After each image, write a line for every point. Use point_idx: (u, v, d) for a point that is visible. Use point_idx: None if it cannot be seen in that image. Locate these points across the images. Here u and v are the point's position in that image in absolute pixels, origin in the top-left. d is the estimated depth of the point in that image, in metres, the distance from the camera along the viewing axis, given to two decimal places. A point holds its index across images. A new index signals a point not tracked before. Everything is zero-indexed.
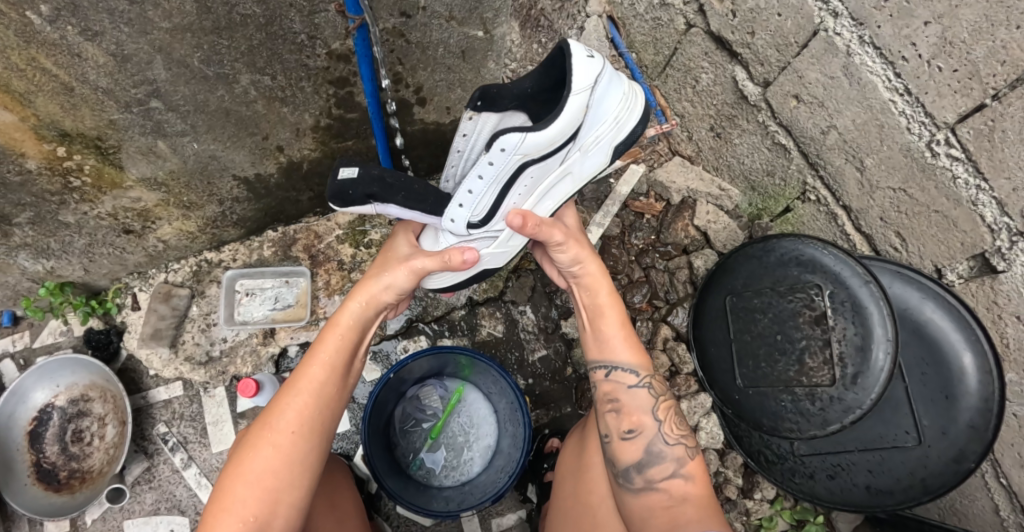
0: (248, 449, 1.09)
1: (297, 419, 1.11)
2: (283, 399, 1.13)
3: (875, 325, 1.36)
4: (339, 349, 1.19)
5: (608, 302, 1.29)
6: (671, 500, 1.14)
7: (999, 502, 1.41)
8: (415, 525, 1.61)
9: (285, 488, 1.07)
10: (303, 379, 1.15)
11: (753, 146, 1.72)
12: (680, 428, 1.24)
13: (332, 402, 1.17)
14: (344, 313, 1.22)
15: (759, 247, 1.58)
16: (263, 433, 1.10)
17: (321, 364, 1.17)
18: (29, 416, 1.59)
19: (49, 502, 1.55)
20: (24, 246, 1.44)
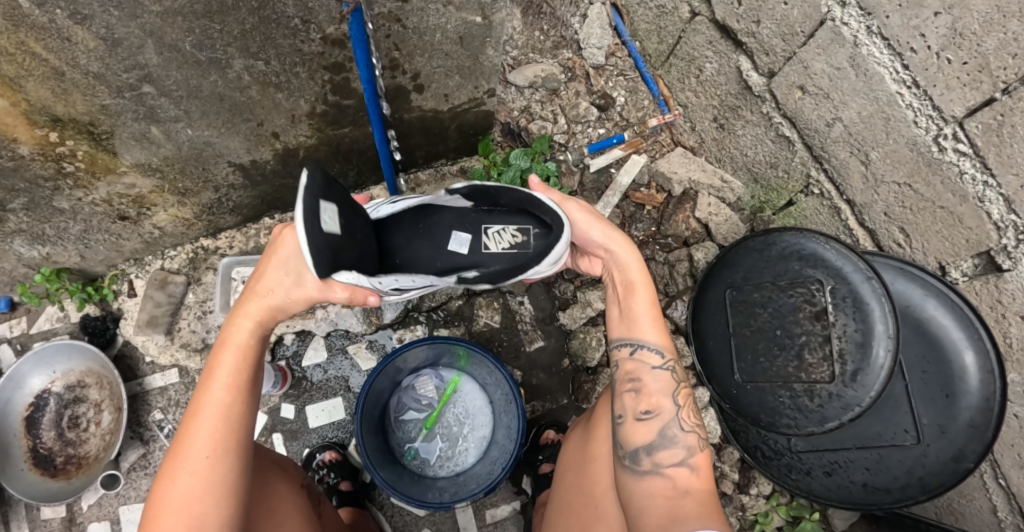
0: (165, 482, 0.96)
1: (213, 440, 0.98)
2: (188, 426, 0.99)
3: (876, 322, 1.34)
4: (242, 363, 1.05)
5: (639, 277, 1.22)
6: (674, 489, 1.09)
7: (997, 503, 1.39)
8: (409, 514, 1.61)
9: (217, 513, 0.96)
10: (206, 400, 1.01)
11: (757, 137, 1.69)
12: (693, 418, 1.18)
13: (248, 415, 1.04)
14: (237, 325, 1.07)
15: (760, 240, 1.55)
16: (176, 464, 0.97)
17: (224, 382, 1.02)
18: (26, 401, 1.59)
19: (46, 487, 1.55)
20: (19, 232, 1.44)
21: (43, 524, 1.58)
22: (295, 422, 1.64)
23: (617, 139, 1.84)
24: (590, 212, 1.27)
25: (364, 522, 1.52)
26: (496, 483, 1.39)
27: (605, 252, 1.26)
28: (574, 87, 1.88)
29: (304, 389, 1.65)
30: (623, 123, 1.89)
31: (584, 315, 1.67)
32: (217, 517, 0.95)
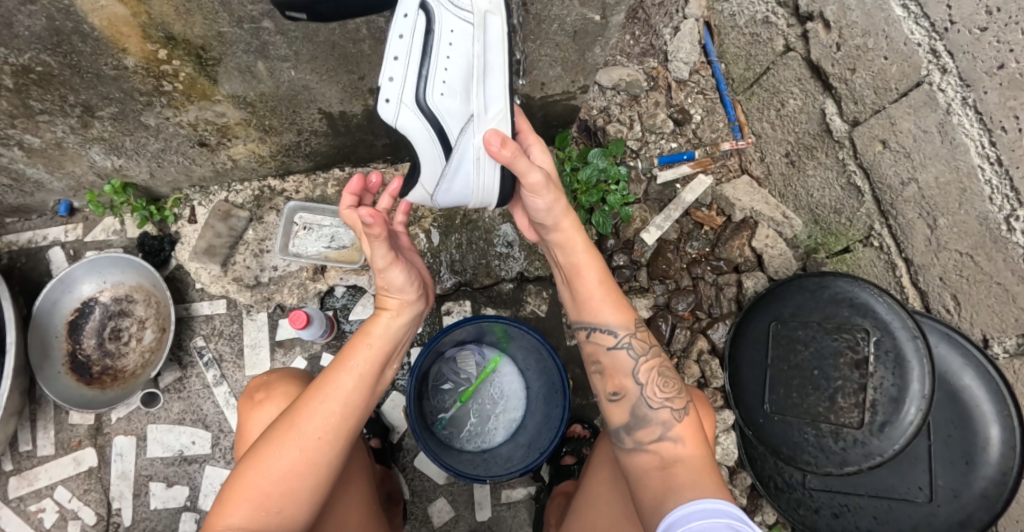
0: (272, 442, 1.12)
1: (324, 423, 1.14)
2: (313, 402, 1.14)
3: (913, 380, 1.40)
4: (372, 360, 1.21)
5: (592, 268, 1.27)
6: (662, 464, 1.15)
7: None
8: (428, 480, 1.67)
9: (304, 487, 1.11)
10: (332, 383, 1.16)
11: (826, 180, 1.74)
12: (666, 386, 1.24)
13: (359, 411, 1.19)
14: (376, 324, 1.24)
15: (814, 281, 1.60)
16: (286, 431, 1.12)
17: (353, 374, 1.18)
18: (71, 306, 1.61)
19: (80, 393, 1.57)
20: (99, 140, 1.44)
21: (69, 428, 1.60)
22: None
23: (688, 155, 1.90)
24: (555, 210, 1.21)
25: (390, 482, 1.61)
26: (531, 466, 1.44)
27: (548, 236, 1.28)
28: (654, 97, 1.94)
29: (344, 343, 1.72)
30: (696, 141, 1.95)
31: None
32: (303, 489, 1.11)
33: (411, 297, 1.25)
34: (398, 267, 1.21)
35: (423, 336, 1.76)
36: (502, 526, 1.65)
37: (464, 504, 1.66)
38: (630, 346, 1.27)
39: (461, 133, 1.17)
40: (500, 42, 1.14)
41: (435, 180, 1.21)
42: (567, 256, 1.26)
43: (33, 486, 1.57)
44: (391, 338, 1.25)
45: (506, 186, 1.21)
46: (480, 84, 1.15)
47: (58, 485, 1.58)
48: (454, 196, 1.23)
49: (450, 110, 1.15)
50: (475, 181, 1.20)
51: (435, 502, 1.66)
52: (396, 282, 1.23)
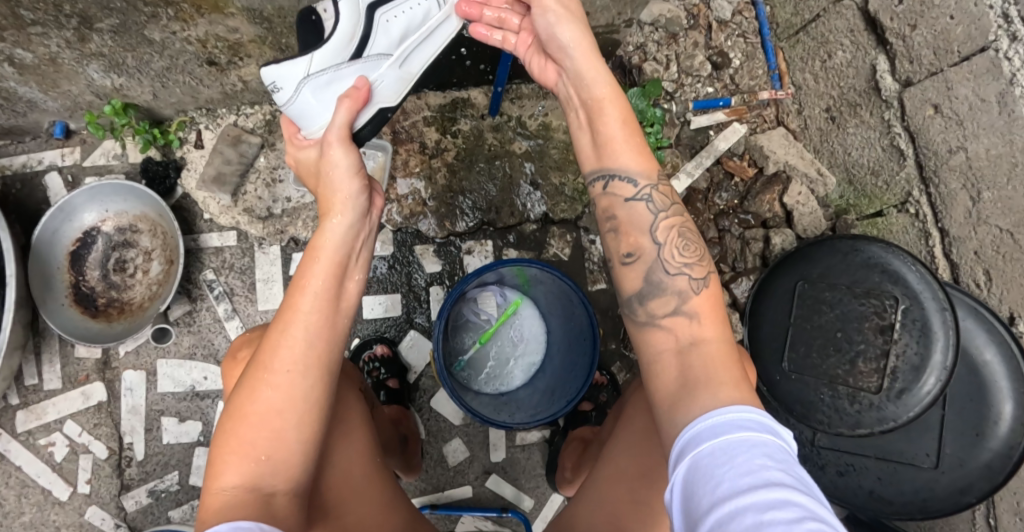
0: (251, 389, 0.94)
1: (299, 352, 0.94)
2: (272, 337, 0.96)
3: (936, 351, 1.41)
4: (328, 271, 1.00)
5: (618, 117, 1.09)
6: (681, 348, 0.99)
7: None
8: (444, 421, 1.69)
9: (291, 430, 0.92)
10: (289, 310, 0.97)
11: (867, 140, 1.69)
12: (687, 249, 1.06)
13: (331, 330, 0.99)
14: (325, 234, 1.02)
15: (847, 243, 1.56)
16: (260, 374, 0.94)
17: (306, 293, 0.97)
18: (73, 236, 1.54)
19: (86, 326, 1.51)
20: (97, 56, 1.31)
21: (76, 362, 1.56)
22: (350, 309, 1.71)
23: (724, 102, 1.83)
24: (584, 43, 1.09)
25: (405, 422, 1.56)
26: (557, 414, 1.43)
27: (565, 56, 1.12)
28: (694, 37, 1.86)
29: None
30: (733, 88, 1.88)
31: None
32: (296, 432, 0.93)
33: (359, 187, 1.04)
34: (335, 149, 1.06)
35: (443, 274, 1.74)
36: (516, 467, 1.69)
37: (478, 446, 1.69)
38: (650, 198, 1.09)
39: (377, 58, 1.17)
40: (444, 42, 1.24)
41: (327, 66, 1.13)
42: (601, 100, 1.09)
43: (42, 420, 1.55)
44: (350, 246, 1.03)
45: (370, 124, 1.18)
46: (415, 42, 1.20)
47: (67, 419, 1.55)
48: (325, 98, 1.14)
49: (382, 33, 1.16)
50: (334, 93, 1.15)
51: (451, 442, 1.69)
52: (340, 168, 1.05)
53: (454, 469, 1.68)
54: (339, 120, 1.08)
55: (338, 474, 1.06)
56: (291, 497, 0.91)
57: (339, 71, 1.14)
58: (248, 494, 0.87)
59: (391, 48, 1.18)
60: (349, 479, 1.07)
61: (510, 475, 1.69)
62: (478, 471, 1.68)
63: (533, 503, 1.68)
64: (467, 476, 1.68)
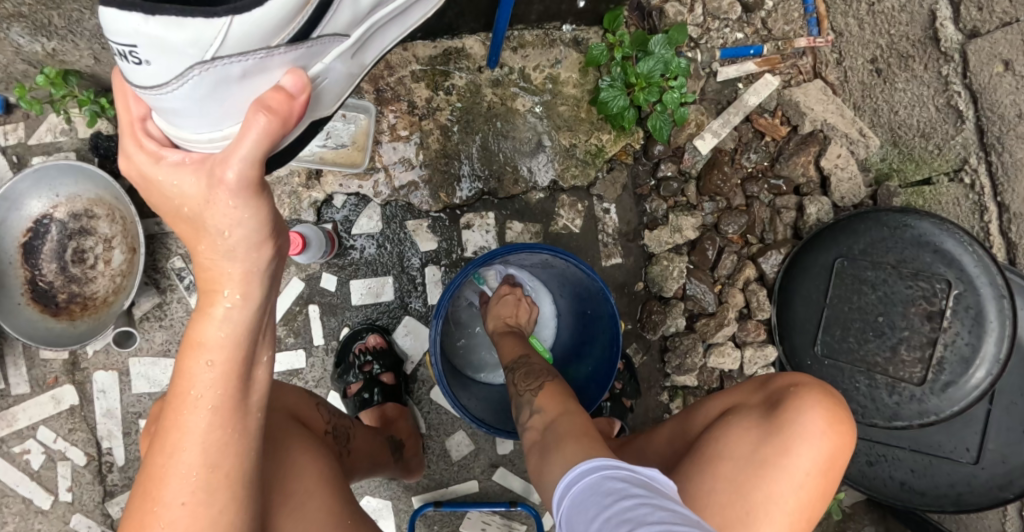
0: (141, 527, 0.69)
1: (193, 481, 0.68)
2: (159, 463, 0.69)
3: (989, 342, 1.28)
4: (221, 367, 0.68)
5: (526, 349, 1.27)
6: (545, 428, 1.01)
7: (1009, 530, 1.47)
8: (447, 413, 1.57)
9: None
10: (174, 426, 0.69)
11: (918, 97, 1.50)
12: (530, 376, 1.16)
13: (240, 437, 0.71)
14: (207, 324, 0.68)
15: (894, 218, 1.41)
16: (151, 508, 0.69)
17: (193, 402, 0.68)
18: (23, 226, 1.37)
19: (47, 327, 1.36)
20: (17, 17, 1.09)
21: (42, 364, 1.43)
22: (337, 295, 1.53)
23: (755, 50, 1.64)
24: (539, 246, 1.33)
25: (400, 422, 1.42)
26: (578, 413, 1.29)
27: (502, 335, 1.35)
28: None
29: (349, 261, 1.54)
30: (765, 34, 1.67)
31: (671, 240, 1.62)
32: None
33: (258, 247, 0.68)
34: (214, 194, 0.65)
35: (439, 253, 1.57)
36: (524, 459, 1.59)
37: (484, 437, 1.58)
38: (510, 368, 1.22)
39: (329, 42, 0.77)
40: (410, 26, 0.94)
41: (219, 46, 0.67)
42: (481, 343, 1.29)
43: (13, 427, 1.43)
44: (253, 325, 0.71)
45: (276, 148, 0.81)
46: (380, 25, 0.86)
47: (40, 425, 1.43)
48: (214, 96, 0.68)
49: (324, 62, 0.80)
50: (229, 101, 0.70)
51: (454, 435, 1.57)
52: (237, 231, 0.67)
53: (459, 464, 1.57)
54: (246, 148, 0.64)
55: None
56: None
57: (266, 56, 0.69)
58: None
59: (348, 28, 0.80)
60: None
61: (518, 468, 1.59)
62: (484, 465, 1.58)
63: (543, 495, 1.59)
64: (473, 470, 1.57)
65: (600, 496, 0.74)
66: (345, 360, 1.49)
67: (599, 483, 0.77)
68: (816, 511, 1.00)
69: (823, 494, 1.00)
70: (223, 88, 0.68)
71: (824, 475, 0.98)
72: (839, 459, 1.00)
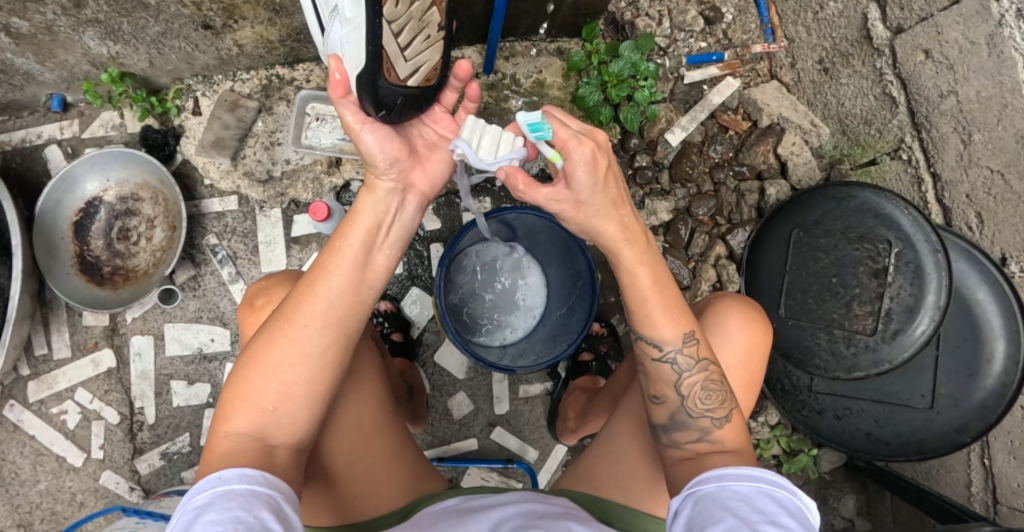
0: (270, 339, 0.93)
1: (325, 315, 0.95)
2: (305, 295, 0.96)
3: (929, 292, 1.43)
4: (362, 241, 1.00)
5: (655, 302, 1.07)
6: (695, 458, 1.02)
7: (974, 479, 1.55)
8: (448, 376, 1.70)
9: (306, 387, 0.93)
10: (320, 271, 0.97)
11: (860, 89, 1.69)
12: (710, 398, 1.07)
13: (361, 300, 0.99)
14: (361, 202, 1.02)
15: (840, 191, 1.58)
16: (284, 326, 0.94)
17: (341, 260, 0.98)
18: (76, 206, 1.56)
19: (93, 294, 1.54)
20: (93, 23, 1.32)
21: (84, 330, 1.59)
22: None
23: (717, 56, 1.84)
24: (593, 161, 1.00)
25: (410, 373, 1.57)
26: (560, 356, 1.45)
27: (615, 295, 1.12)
28: None
29: None
30: (726, 42, 1.88)
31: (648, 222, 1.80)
32: (307, 391, 0.93)
33: (389, 164, 1.01)
34: (366, 132, 0.99)
35: (443, 233, 1.71)
36: (520, 419, 1.71)
37: (483, 399, 1.71)
38: (676, 362, 1.08)
39: None
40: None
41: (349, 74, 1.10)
42: (615, 241, 1.05)
43: (53, 389, 1.58)
44: (381, 218, 1.02)
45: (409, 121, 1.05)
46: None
47: (78, 387, 1.58)
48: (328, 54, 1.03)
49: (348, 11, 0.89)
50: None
51: (455, 396, 1.70)
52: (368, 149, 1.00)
53: (460, 422, 1.70)
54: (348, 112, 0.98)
55: (340, 425, 1.10)
56: (294, 453, 0.92)
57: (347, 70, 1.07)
58: (254, 444, 0.88)
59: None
60: (352, 429, 1.11)
61: (514, 428, 1.71)
62: (483, 424, 1.70)
63: (538, 454, 1.71)
64: (472, 429, 1.70)
65: (749, 507, 0.80)
66: None
67: (750, 492, 0.82)
68: (745, 398, 1.21)
69: (750, 384, 1.21)
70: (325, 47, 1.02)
71: (745, 366, 1.20)
72: (760, 353, 1.21)
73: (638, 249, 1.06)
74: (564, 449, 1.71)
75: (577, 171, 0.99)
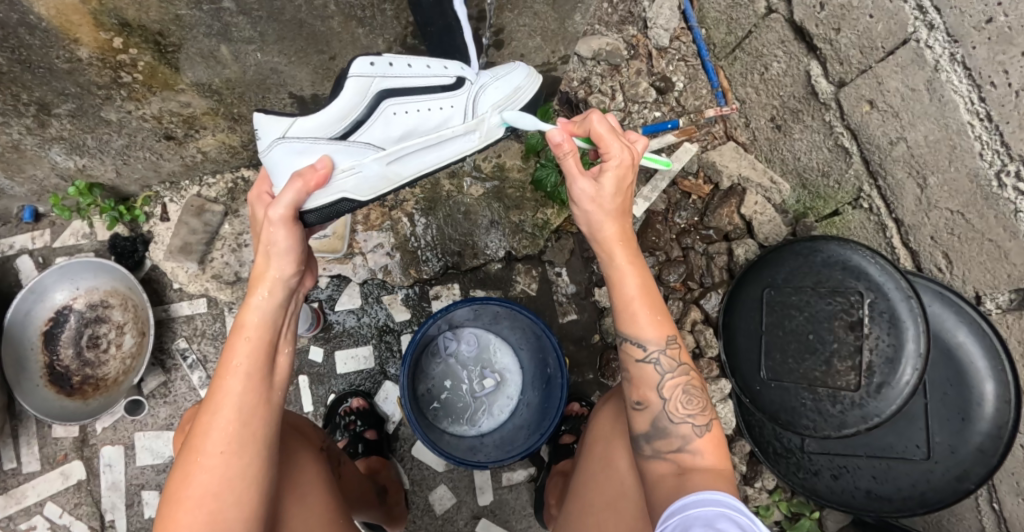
0: (183, 476, 0.89)
1: (231, 434, 0.90)
2: (203, 420, 0.90)
3: (908, 340, 1.39)
4: (256, 352, 0.94)
5: (640, 300, 1.07)
6: (679, 473, 1.00)
7: (987, 526, 1.47)
8: (428, 468, 1.66)
9: (231, 509, 0.88)
10: (217, 393, 0.91)
11: (813, 143, 1.71)
12: (690, 402, 1.06)
13: (269, 405, 0.95)
14: (249, 311, 0.95)
15: (805, 245, 1.58)
16: (193, 459, 0.89)
17: (235, 375, 0.92)
18: (46, 315, 1.57)
19: (61, 406, 1.53)
20: (59, 140, 1.37)
21: (53, 443, 1.56)
22: (323, 366, 1.70)
23: (672, 124, 1.88)
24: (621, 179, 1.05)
25: (384, 472, 1.55)
26: (533, 447, 1.41)
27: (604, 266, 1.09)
28: (636, 65, 1.92)
29: (333, 334, 1.71)
30: (679, 110, 1.92)
31: None
32: (235, 516, 0.89)
33: (293, 268, 0.97)
34: (277, 228, 0.95)
35: (411, 321, 1.73)
36: (505, 509, 1.64)
37: (465, 490, 1.65)
38: (660, 362, 1.08)
39: (364, 147, 1.10)
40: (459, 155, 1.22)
41: (304, 135, 1.04)
42: (611, 241, 1.07)
43: (21, 504, 1.53)
44: (279, 319, 0.97)
45: (328, 209, 1.06)
46: (417, 147, 1.15)
47: (47, 501, 1.54)
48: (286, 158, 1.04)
49: (394, 160, 1.14)
50: (302, 162, 1.05)
51: (436, 489, 1.65)
52: (279, 247, 0.96)
53: (443, 517, 1.64)
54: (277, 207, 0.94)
55: None
56: None
57: (316, 139, 1.05)
58: None
59: (384, 143, 1.12)
60: None
61: (500, 518, 1.64)
62: (466, 517, 1.64)
63: None
64: (456, 523, 1.64)
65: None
66: (332, 421, 1.63)
67: (716, 518, 0.82)
68: None
69: None
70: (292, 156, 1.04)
71: None
72: None
73: (630, 252, 1.08)
74: None
75: (570, 167, 1.05)
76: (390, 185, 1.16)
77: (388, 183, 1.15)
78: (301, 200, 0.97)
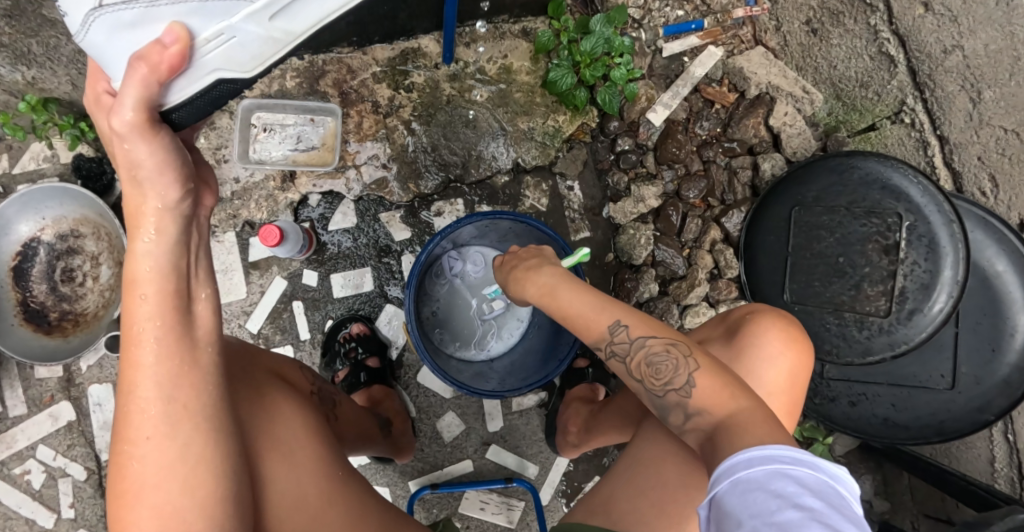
0: (118, 474, 0.75)
1: (156, 411, 0.74)
2: (121, 405, 0.75)
3: (946, 266, 1.32)
4: (160, 306, 0.76)
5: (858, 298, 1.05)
6: None
7: (997, 455, 1.47)
8: (434, 396, 1.60)
9: (187, 493, 0.73)
10: (126, 368, 0.75)
11: (853, 50, 1.54)
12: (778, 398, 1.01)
13: (196, 364, 0.77)
14: (136, 260, 0.76)
15: (839, 162, 1.46)
16: (123, 452, 0.75)
17: (140, 340, 0.75)
18: (12, 250, 1.43)
19: (42, 344, 1.41)
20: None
21: (38, 384, 1.47)
22: (318, 291, 1.58)
23: (696, 24, 1.70)
24: None
25: (387, 403, 1.47)
26: (550, 375, 1.32)
27: None
28: None
29: (327, 257, 1.59)
30: (704, 9, 1.73)
31: (635, 210, 1.65)
32: (194, 499, 0.73)
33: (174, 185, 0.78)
34: (132, 139, 0.74)
35: (413, 241, 1.61)
36: (516, 434, 1.61)
37: (474, 417, 1.60)
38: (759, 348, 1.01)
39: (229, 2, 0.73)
40: None
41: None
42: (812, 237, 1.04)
43: (12, 449, 1.46)
44: (179, 259, 0.78)
45: (203, 98, 0.81)
46: None
47: (39, 443, 1.46)
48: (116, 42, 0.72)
49: (274, 17, 0.78)
50: (142, 39, 0.72)
51: (444, 416, 1.60)
52: (144, 164, 0.76)
53: (451, 445, 1.60)
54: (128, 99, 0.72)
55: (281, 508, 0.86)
56: None
57: (149, 2, 0.69)
58: None
59: None
60: (296, 506, 0.88)
61: (510, 445, 1.61)
62: (476, 444, 1.60)
63: (538, 469, 1.60)
64: (465, 450, 1.60)
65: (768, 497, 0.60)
66: (330, 348, 1.54)
67: (770, 479, 0.62)
68: None
69: None
70: (118, 34, 0.71)
71: None
72: None
73: None
74: (565, 461, 1.61)
75: None
76: (279, 50, 0.83)
77: (276, 50, 0.82)
78: (151, 93, 0.74)
